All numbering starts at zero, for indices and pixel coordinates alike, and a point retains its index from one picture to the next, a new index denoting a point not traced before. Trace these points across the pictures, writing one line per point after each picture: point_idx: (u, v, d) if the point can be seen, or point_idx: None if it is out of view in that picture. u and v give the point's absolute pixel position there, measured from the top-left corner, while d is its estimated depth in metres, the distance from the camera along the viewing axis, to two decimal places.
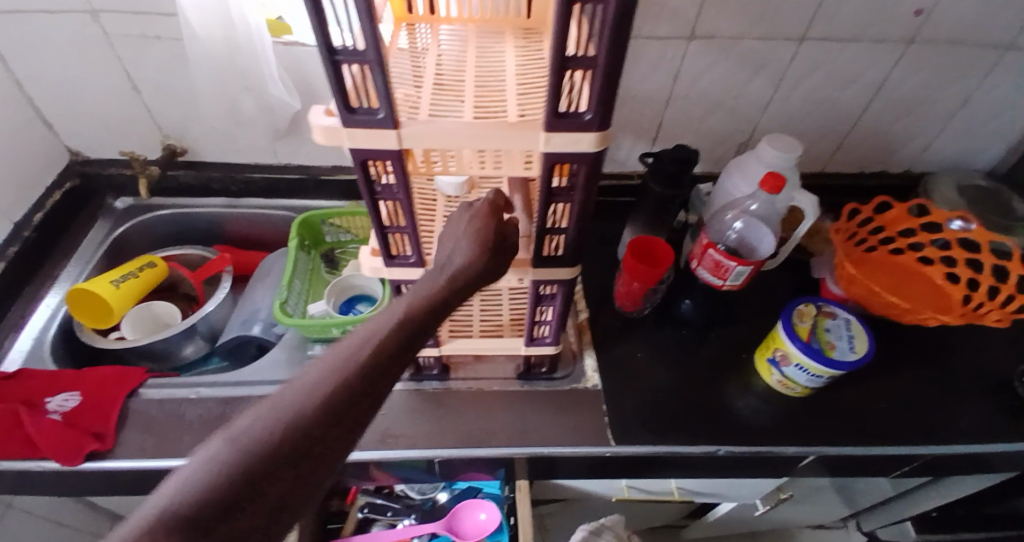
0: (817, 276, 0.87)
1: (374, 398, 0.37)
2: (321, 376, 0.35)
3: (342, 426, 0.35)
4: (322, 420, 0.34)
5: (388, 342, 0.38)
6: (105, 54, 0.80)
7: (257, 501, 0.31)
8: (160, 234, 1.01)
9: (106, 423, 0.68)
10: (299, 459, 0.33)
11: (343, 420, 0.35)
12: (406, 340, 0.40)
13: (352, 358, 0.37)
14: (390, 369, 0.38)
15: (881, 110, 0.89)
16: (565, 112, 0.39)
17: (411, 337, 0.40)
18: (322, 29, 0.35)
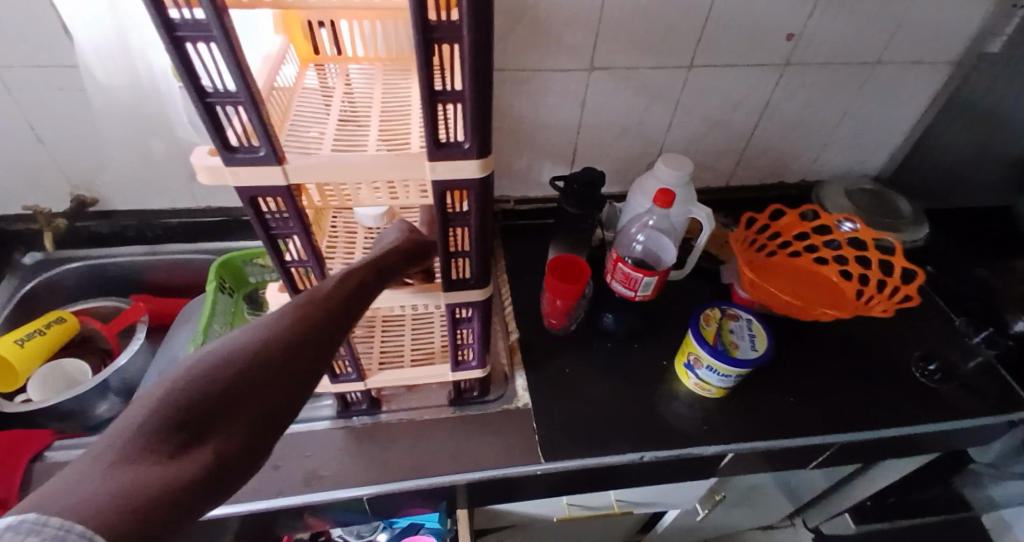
0: (727, 282, 0.93)
1: (315, 351, 0.38)
2: (275, 319, 0.37)
3: (299, 362, 0.36)
4: (280, 354, 0.35)
5: (335, 297, 0.41)
6: (2, 105, 0.77)
7: (204, 444, 0.30)
8: (73, 288, 0.96)
9: (7, 488, 0.64)
10: (243, 401, 0.33)
11: (299, 355, 0.36)
12: (342, 306, 0.42)
13: (283, 320, 0.38)
14: (326, 332, 0.39)
15: (772, 127, 0.97)
16: (445, 141, 0.42)
17: (355, 298, 0.43)
18: (190, 74, 0.36)
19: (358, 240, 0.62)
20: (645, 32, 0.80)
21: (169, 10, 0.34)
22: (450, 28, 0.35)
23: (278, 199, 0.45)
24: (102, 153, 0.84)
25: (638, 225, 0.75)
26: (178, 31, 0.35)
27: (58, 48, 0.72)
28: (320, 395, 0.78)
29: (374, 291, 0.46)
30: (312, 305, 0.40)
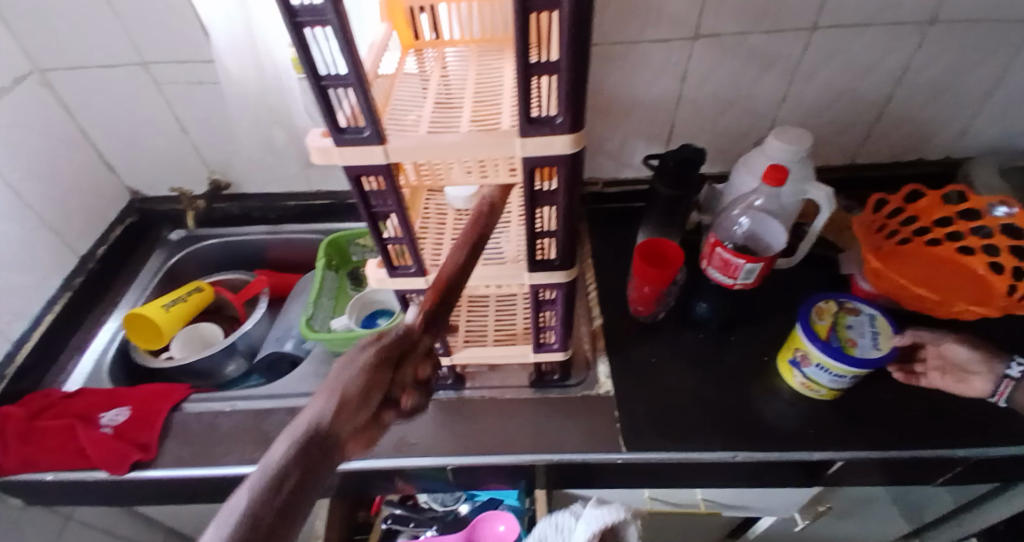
0: (846, 273, 0.84)
1: None
2: None
3: None
4: None
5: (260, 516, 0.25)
6: (155, 99, 0.88)
7: None
8: (208, 263, 1.09)
9: (150, 435, 0.73)
10: None
11: None
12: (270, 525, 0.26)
13: None
14: None
15: (906, 97, 0.86)
16: (537, 117, 0.41)
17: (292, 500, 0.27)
18: (309, 61, 0.38)
19: (449, 222, 0.64)
20: None
21: None
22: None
23: (379, 177, 0.47)
24: (233, 140, 0.94)
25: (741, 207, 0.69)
26: (299, 17, 0.36)
27: (200, 46, 0.81)
28: None
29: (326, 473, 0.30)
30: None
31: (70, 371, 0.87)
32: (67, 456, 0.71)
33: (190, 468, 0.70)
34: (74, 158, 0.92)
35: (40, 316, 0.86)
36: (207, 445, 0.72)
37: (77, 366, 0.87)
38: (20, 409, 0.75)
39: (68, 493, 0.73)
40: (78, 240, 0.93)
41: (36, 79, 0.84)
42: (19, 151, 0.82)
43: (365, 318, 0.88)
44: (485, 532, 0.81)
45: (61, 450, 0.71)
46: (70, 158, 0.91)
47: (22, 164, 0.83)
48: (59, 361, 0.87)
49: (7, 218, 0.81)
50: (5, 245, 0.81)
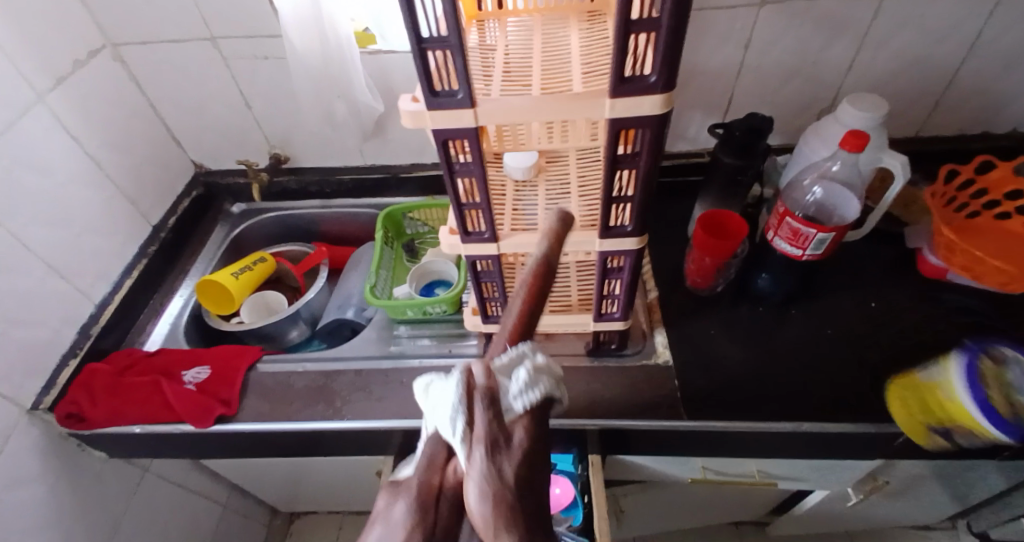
0: (914, 247, 0.84)
1: None
2: None
3: None
4: None
5: None
6: (222, 74, 0.91)
7: None
8: (268, 235, 1.13)
9: (230, 391, 0.81)
10: None
11: None
12: None
13: None
14: None
15: (980, 66, 0.83)
16: (629, 77, 0.42)
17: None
18: (413, 23, 0.39)
19: (507, 197, 0.63)
20: None
21: None
22: None
23: (464, 141, 0.48)
24: (294, 114, 0.96)
25: (814, 176, 0.72)
26: None
27: (266, 20, 0.83)
28: (467, 335, 0.86)
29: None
30: None
31: (148, 332, 0.93)
32: (154, 410, 0.78)
33: (272, 423, 0.78)
34: (146, 131, 0.96)
35: (121, 281, 0.93)
36: (283, 400, 0.80)
37: (154, 328, 0.94)
38: (107, 367, 0.83)
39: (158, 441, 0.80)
40: (151, 210, 0.98)
41: (109, 53, 0.88)
42: (95, 121, 0.86)
43: (423, 287, 0.91)
44: None
45: (146, 404, 0.79)
46: (142, 131, 0.95)
47: (99, 136, 0.87)
48: (138, 323, 0.94)
49: (86, 185, 0.85)
50: (87, 212, 0.86)
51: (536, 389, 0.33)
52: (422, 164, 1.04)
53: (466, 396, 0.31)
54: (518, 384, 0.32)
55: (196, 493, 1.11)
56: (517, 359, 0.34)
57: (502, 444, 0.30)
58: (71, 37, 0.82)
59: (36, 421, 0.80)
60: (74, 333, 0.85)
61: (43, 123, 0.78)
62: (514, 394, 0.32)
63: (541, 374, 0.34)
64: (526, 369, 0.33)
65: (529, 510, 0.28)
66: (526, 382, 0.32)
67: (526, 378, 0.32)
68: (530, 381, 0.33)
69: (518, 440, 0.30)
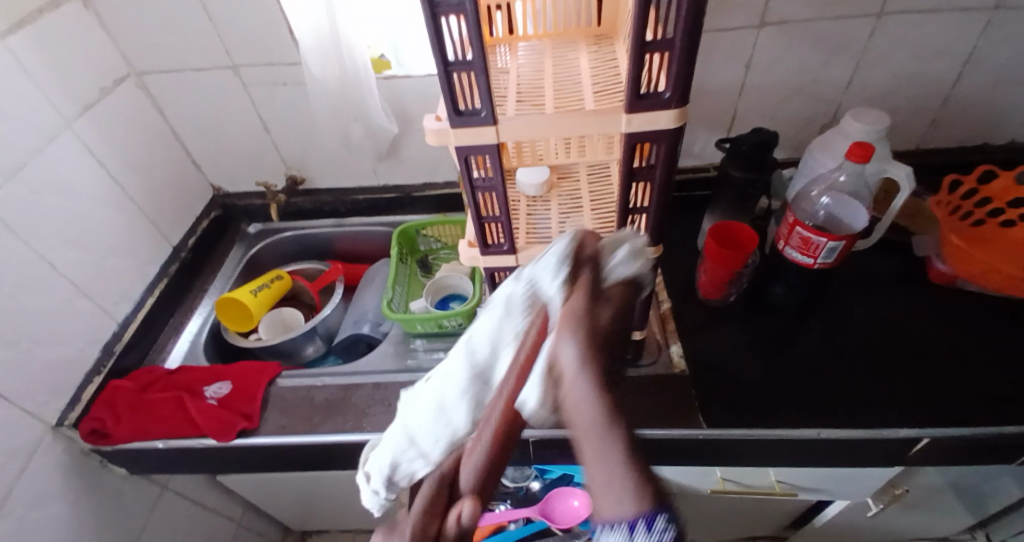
0: (923, 256, 0.86)
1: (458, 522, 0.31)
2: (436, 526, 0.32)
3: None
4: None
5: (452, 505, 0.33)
6: (241, 99, 0.94)
7: None
8: (283, 254, 1.15)
9: (251, 406, 0.82)
10: None
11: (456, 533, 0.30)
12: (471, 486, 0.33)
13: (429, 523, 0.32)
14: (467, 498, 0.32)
15: (978, 81, 0.85)
16: (645, 93, 0.45)
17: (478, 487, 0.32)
18: (441, 48, 0.42)
19: (521, 210, 0.67)
20: None
21: None
22: None
23: (486, 157, 0.50)
24: (310, 137, 0.99)
25: (822, 187, 0.74)
26: (438, 6, 0.40)
27: (285, 48, 0.87)
28: None
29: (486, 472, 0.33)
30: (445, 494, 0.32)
31: (168, 350, 0.95)
32: (178, 425, 0.80)
33: (293, 437, 0.79)
34: (167, 155, 0.99)
35: (143, 299, 0.95)
36: (305, 415, 0.82)
37: (174, 346, 0.95)
38: (130, 384, 0.85)
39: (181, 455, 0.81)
40: (171, 231, 1.01)
41: (133, 81, 0.91)
42: (119, 146, 0.89)
43: (439, 302, 0.93)
44: (558, 507, 0.87)
45: (172, 419, 0.81)
46: (163, 155, 0.98)
47: (123, 160, 0.90)
48: (159, 341, 0.96)
49: (110, 208, 0.88)
50: (111, 234, 0.88)
51: (632, 264, 0.37)
52: (434, 183, 1.06)
53: (569, 258, 0.35)
54: (619, 256, 0.36)
55: (212, 511, 1.12)
56: (619, 243, 0.38)
57: (597, 296, 0.33)
58: (97, 66, 0.85)
59: (60, 438, 0.81)
60: (98, 351, 0.87)
61: (71, 147, 0.81)
62: (612, 267, 0.36)
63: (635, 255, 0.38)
64: (622, 251, 0.37)
65: (610, 354, 0.30)
66: (624, 256, 0.37)
67: (627, 253, 0.36)
68: (625, 259, 0.37)
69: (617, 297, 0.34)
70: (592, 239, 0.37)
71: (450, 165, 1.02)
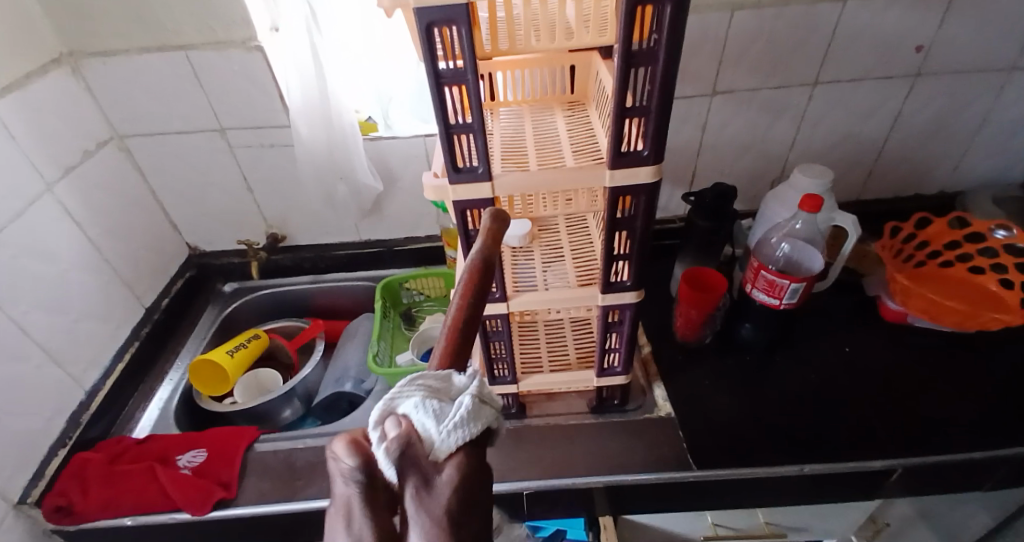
0: (874, 295, 0.93)
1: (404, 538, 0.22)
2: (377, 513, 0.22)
3: None
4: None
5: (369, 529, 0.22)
6: (226, 161, 0.97)
7: None
8: (260, 312, 1.14)
9: (230, 473, 0.80)
10: None
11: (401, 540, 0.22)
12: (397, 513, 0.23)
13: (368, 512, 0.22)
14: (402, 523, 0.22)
15: (903, 139, 0.96)
16: (626, 152, 0.50)
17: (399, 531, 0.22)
18: (444, 112, 0.46)
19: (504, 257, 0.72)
20: (767, 54, 0.85)
21: (438, 62, 0.44)
22: (647, 53, 0.44)
23: (481, 211, 0.54)
24: (293, 196, 1.02)
25: (780, 234, 0.81)
26: (442, 77, 0.44)
27: (274, 112, 0.91)
28: None
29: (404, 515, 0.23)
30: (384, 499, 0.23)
31: (137, 419, 0.91)
32: (148, 498, 0.77)
33: (276, 505, 0.77)
34: (146, 218, 0.99)
35: (112, 365, 0.92)
36: (288, 481, 0.80)
37: (143, 415, 0.92)
38: (100, 455, 0.82)
39: (153, 531, 0.77)
40: (145, 294, 0.99)
41: (115, 145, 0.92)
42: (100, 209, 0.89)
43: (424, 353, 0.94)
44: None
45: (143, 492, 0.77)
46: (142, 218, 0.98)
47: (102, 223, 0.90)
48: (126, 410, 0.92)
49: (87, 272, 0.87)
50: (86, 298, 0.87)
51: (475, 416, 0.26)
52: (414, 238, 1.09)
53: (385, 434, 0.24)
54: (456, 408, 0.25)
55: None
56: (460, 386, 0.29)
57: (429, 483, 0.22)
58: (81, 133, 0.86)
59: (21, 519, 0.76)
60: (64, 422, 0.83)
61: (52, 210, 0.81)
62: (445, 419, 0.24)
63: (475, 406, 0.27)
64: (460, 401, 0.26)
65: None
66: (468, 408, 0.25)
67: (466, 407, 0.26)
68: (466, 411, 0.25)
69: (458, 479, 0.23)
70: (400, 392, 0.27)
71: (430, 220, 1.06)
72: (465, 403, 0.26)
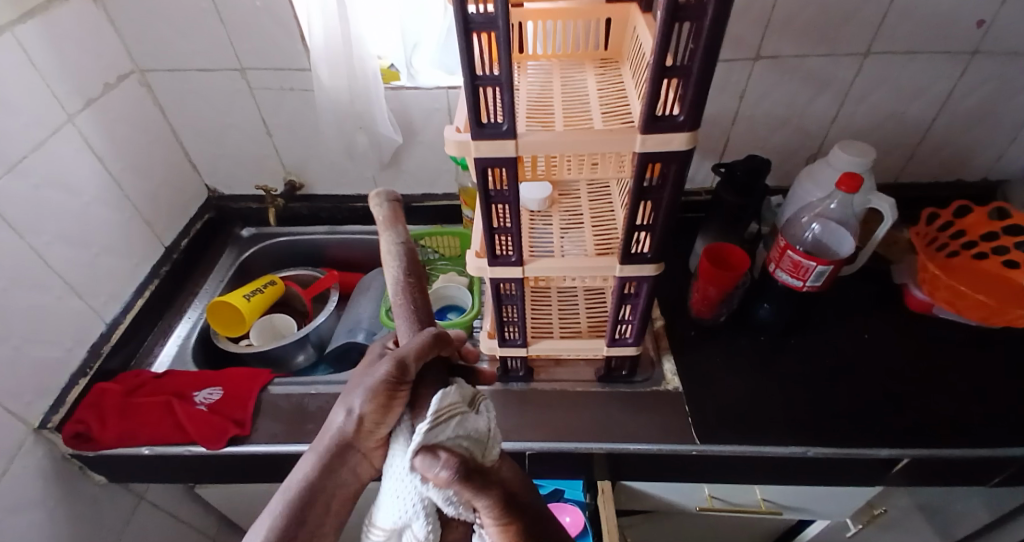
0: (901, 283, 0.90)
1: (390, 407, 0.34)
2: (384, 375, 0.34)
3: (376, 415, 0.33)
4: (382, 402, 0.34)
5: (383, 386, 0.34)
6: (246, 103, 0.95)
7: None
8: (276, 258, 1.14)
9: (243, 413, 0.82)
10: None
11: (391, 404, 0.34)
12: (394, 391, 0.34)
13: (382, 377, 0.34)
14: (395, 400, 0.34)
15: (953, 121, 0.91)
16: (660, 116, 0.48)
17: (387, 398, 0.34)
18: (470, 62, 0.44)
19: (523, 220, 0.70)
20: (816, 19, 0.80)
21: (468, 6, 0.41)
22: (693, 9, 0.41)
23: (502, 170, 0.52)
24: (312, 144, 1.01)
25: (811, 214, 0.78)
26: (471, 23, 0.42)
27: (296, 54, 0.89)
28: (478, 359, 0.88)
29: (394, 388, 0.34)
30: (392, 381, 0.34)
31: (156, 353, 0.94)
32: (165, 431, 0.79)
33: (287, 446, 0.79)
34: (166, 156, 0.99)
35: (132, 301, 0.93)
36: (299, 424, 0.82)
37: (162, 350, 0.94)
38: (118, 387, 0.84)
39: (168, 461, 0.80)
40: (165, 232, 1.00)
41: (136, 78, 0.91)
42: (122, 145, 0.89)
43: (436, 311, 0.95)
44: None
45: (161, 426, 0.80)
46: (163, 156, 0.98)
47: (122, 158, 0.89)
48: (146, 345, 0.94)
49: (108, 206, 0.87)
50: (107, 232, 0.87)
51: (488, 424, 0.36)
52: (432, 194, 1.07)
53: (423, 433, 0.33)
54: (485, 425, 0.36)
55: (188, 524, 1.09)
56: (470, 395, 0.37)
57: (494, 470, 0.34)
58: (103, 64, 0.85)
59: (41, 442, 0.79)
60: (85, 352, 0.85)
61: (73, 142, 0.80)
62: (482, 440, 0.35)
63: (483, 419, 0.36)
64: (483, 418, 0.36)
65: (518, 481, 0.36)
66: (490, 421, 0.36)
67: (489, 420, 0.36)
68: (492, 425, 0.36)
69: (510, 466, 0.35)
70: (442, 420, 0.33)
71: (449, 178, 1.04)
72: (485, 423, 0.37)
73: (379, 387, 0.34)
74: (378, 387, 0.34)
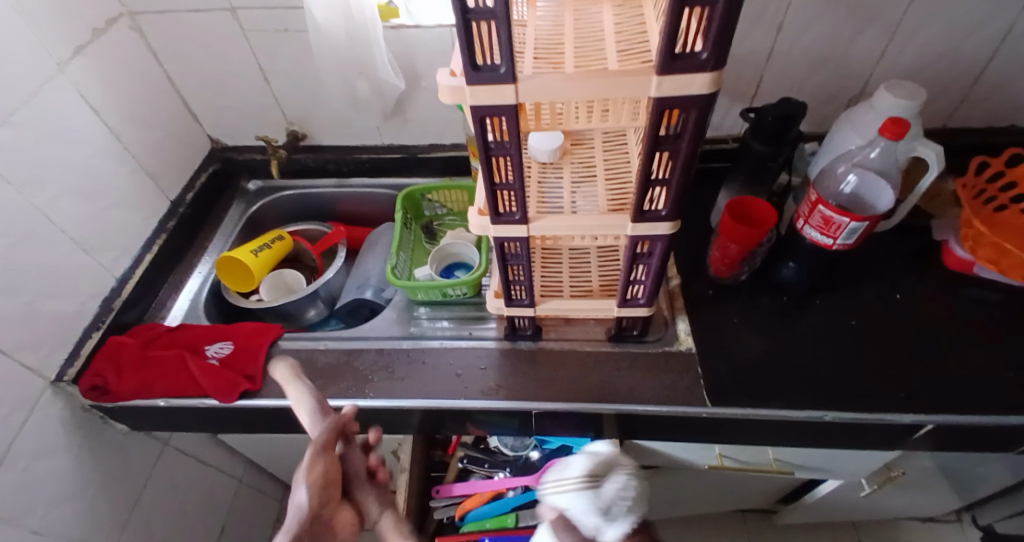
0: (940, 239, 0.84)
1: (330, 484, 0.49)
2: (313, 461, 0.49)
3: (324, 492, 0.49)
4: (321, 484, 0.49)
5: (319, 471, 0.49)
6: (241, 48, 0.90)
7: None
8: (285, 213, 1.12)
9: (255, 367, 0.82)
10: None
11: (329, 482, 0.49)
12: (328, 473, 0.49)
13: (318, 463, 0.49)
14: (331, 476, 0.50)
15: (1013, 60, 0.81)
16: (679, 54, 0.42)
17: (327, 475, 0.49)
18: None
19: (532, 174, 0.66)
20: None
21: None
22: None
23: (502, 119, 0.47)
24: (314, 92, 0.96)
25: (848, 164, 0.72)
26: None
27: None
28: (486, 318, 0.85)
29: (327, 464, 0.50)
30: (322, 463, 0.49)
31: (168, 308, 0.93)
32: (180, 385, 0.80)
33: None
34: (165, 104, 0.95)
35: (141, 255, 0.92)
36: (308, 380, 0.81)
37: (175, 305, 0.94)
38: (132, 340, 0.84)
39: (185, 413, 0.81)
40: (170, 186, 0.98)
41: (126, 22, 0.86)
42: (117, 92, 0.85)
43: (443, 269, 0.92)
44: None
45: (175, 379, 0.80)
46: (162, 104, 0.94)
47: (120, 107, 0.86)
48: (158, 300, 0.94)
49: (109, 157, 0.85)
50: (111, 183, 0.85)
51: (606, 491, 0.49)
52: (440, 145, 1.03)
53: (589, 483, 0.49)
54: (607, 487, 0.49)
55: (212, 467, 1.13)
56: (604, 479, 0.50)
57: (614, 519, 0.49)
58: (91, 7, 0.80)
59: (60, 394, 0.80)
60: (97, 306, 0.85)
61: (68, 92, 0.77)
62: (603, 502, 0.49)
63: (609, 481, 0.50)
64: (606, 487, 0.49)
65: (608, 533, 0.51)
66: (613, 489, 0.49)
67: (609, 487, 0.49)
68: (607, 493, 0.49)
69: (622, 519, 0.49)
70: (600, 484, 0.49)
71: (457, 127, 0.99)
72: (593, 478, 0.49)
73: (315, 470, 0.49)
74: (315, 473, 0.49)
